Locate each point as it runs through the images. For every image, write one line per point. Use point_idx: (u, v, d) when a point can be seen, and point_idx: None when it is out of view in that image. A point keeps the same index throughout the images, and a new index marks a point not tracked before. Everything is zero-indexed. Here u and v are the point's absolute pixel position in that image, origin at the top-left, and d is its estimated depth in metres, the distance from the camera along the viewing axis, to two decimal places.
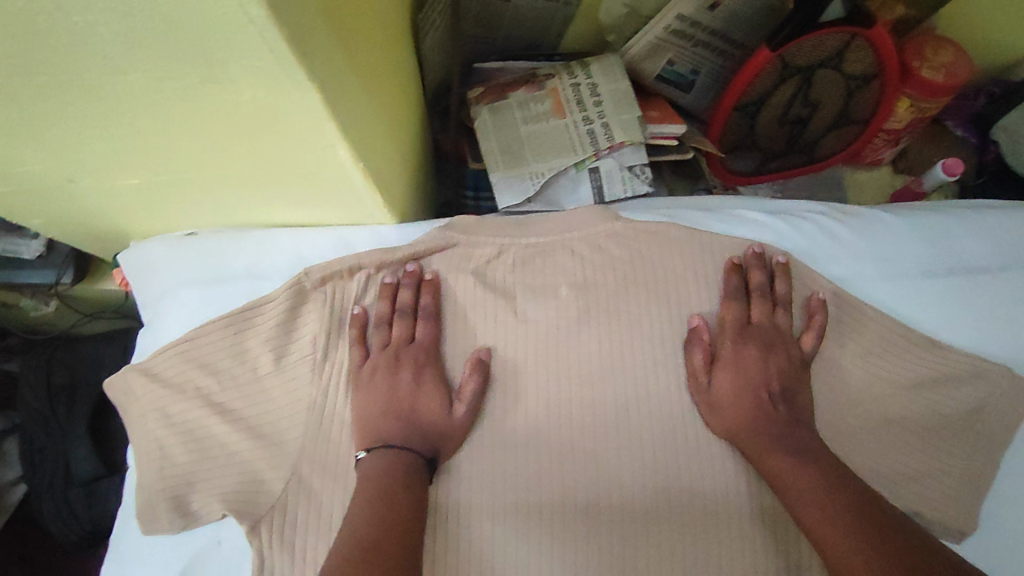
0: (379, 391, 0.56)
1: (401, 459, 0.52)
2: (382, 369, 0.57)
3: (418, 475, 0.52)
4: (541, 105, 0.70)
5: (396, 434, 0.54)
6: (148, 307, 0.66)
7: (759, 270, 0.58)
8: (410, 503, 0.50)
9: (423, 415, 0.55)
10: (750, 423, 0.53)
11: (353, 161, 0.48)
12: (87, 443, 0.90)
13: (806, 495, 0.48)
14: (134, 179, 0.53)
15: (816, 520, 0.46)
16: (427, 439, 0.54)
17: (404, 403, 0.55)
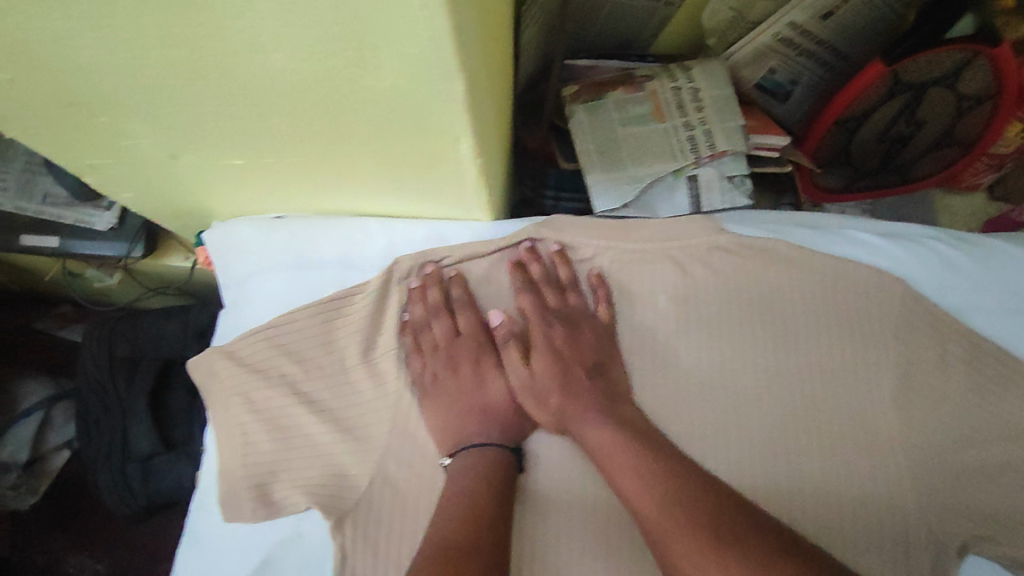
0: (451, 393, 0.56)
1: (491, 457, 0.53)
2: (445, 372, 0.56)
3: (507, 471, 0.53)
4: (639, 107, 0.68)
5: (480, 431, 0.55)
6: (231, 287, 0.65)
7: (540, 265, 0.59)
8: (501, 503, 0.51)
9: (491, 407, 0.57)
10: (568, 403, 0.54)
11: (473, 154, 0.47)
12: (148, 420, 0.89)
13: (617, 460, 0.50)
14: (237, 160, 0.52)
15: (643, 497, 0.48)
16: (513, 431, 0.56)
17: (475, 399, 0.57)
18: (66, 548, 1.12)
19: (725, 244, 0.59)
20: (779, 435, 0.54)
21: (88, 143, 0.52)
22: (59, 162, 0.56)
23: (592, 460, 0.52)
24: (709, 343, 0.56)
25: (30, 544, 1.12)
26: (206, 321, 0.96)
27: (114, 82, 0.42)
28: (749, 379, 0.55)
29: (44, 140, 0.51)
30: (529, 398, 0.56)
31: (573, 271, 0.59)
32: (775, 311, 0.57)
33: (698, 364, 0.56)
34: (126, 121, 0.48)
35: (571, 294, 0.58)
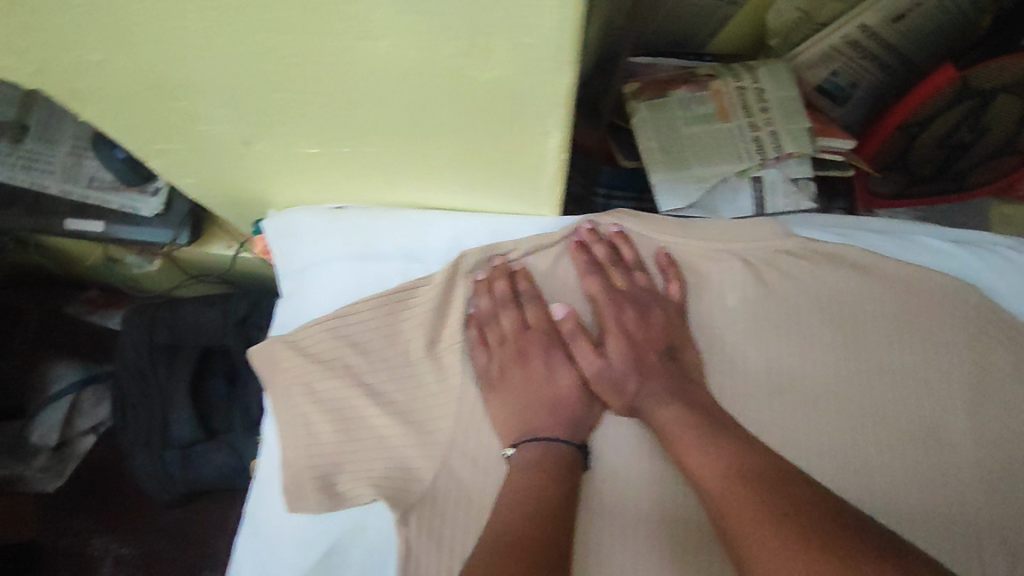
0: (516, 388, 0.56)
1: (558, 453, 0.52)
2: (512, 366, 0.57)
3: (574, 470, 0.52)
4: (704, 107, 0.67)
5: (549, 426, 0.54)
6: (289, 276, 0.65)
7: (601, 244, 0.58)
8: (568, 499, 0.50)
9: (561, 402, 0.56)
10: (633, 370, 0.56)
11: (559, 151, 0.46)
12: (189, 408, 0.91)
13: (686, 438, 0.50)
14: (313, 149, 0.52)
15: (713, 474, 0.48)
16: (580, 431, 0.55)
17: (542, 394, 0.56)
18: (89, 530, 1.23)
19: (792, 248, 0.58)
20: (851, 442, 0.54)
21: (161, 129, 0.51)
22: (128, 147, 0.56)
23: (662, 441, 0.53)
24: (778, 348, 0.56)
25: (60, 521, 1.24)
26: (244, 311, 0.94)
27: (205, 66, 0.41)
28: (811, 383, 0.55)
29: (117, 124, 0.51)
30: (598, 386, 0.56)
31: (635, 249, 0.59)
32: (844, 316, 0.56)
33: (763, 366, 0.56)
34: (206, 107, 0.47)
35: (638, 275, 0.58)
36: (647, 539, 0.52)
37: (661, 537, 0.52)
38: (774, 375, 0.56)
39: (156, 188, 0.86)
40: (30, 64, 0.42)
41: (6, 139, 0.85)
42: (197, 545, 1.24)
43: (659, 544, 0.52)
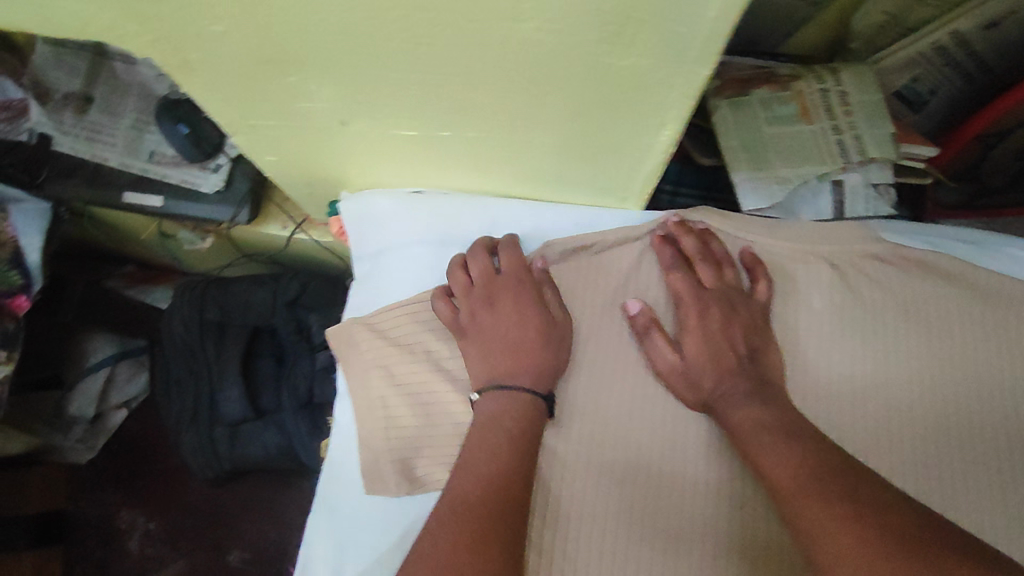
0: (485, 333, 0.54)
1: (515, 402, 0.52)
2: (483, 311, 0.55)
3: (534, 422, 0.52)
4: (786, 107, 0.66)
5: (509, 372, 0.53)
6: (365, 258, 0.65)
7: (690, 236, 0.57)
8: (526, 457, 0.50)
9: (522, 343, 0.54)
10: (705, 355, 0.55)
11: (667, 146, 0.46)
12: (240, 386, 0.91)
13: (760, 443, 0.49)
14: (410, 131, 0.52)
15: (782, 471, 0.47)
16: (541, 378, 0.54)
17: (512, 334, 0.54)
18: (118, 502, 1.31)
19: (881, 252, 0.58)
20: (932, 448, 0.53)
21: (261, 103, 0.50)
22: (219, 122, 0.55)
23: (733, 438, 0.52)
24: (861, 352, 0.56)
25: (90, 493, 1.31)
26: (294, 292, 0.93)
27: (330, 41, 0.40)
28: (893, 389, 0.55)
29: (218, 99, 0.50)
30: (679, 381, 0.55)
31: (726, 248, 0.58)
32: (928, 325, 0.56)
33: (846, 372, 0.55)
34: (315, 81, 0.46)
35: (727, 271, 0.57)
36: (717, 531, 0.53)
37: (729, 531, 0.53)
38: (853, 381, 0.55)
39: (217, 165, 0.86)
40: (148, 33, 0.41)
41: (71, 109, 0.87)
42: (231, 519, 1.30)
43: (726, 538, 0.53)
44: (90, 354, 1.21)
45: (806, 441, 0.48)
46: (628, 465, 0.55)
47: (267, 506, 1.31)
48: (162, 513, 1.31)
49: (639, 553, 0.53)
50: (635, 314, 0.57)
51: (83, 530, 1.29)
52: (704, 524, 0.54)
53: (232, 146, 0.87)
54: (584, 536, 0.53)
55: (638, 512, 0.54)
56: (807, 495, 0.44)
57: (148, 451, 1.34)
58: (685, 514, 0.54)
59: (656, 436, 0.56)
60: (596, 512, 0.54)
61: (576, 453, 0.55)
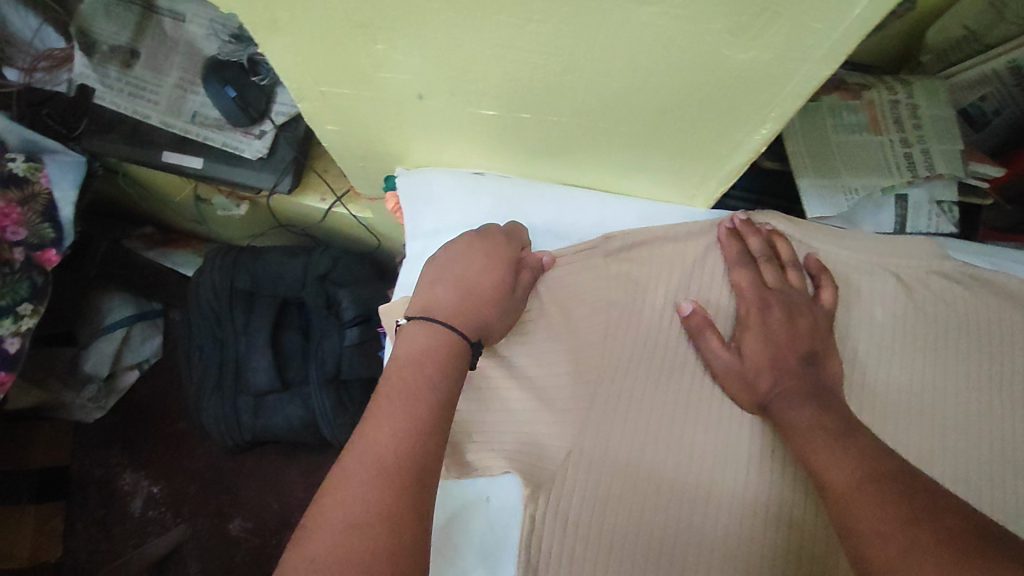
0: (449, 266, 0.52)
1: (440, 339, 0.47)
2: (461, 246, 0.54)
3: (458, 365, 0.47)
4: (855, 116, 0.66)
5: (449, 309, 0.49)
6: (418, 238, 0.63)
7: (757, 237, 0.56)
8: (449, 400, 0.44)
9: (476, 291, 0.51)
10: (769, 360, 0.52)
11: (757, 145, 0.46)
12: (268, 356, 0.89)
13: (814, 447, 0.46)
14: (489, 110, 0.50)
15: (838, 476, 0.43)
16: (473, 320, 0.49)
17: (467, 276, 0.51)
18: (123, 464, 1.30)
19: (948, 270, 0.57)
20: (990, 465, 0.53)
21: (340, 71, 0.49)
22: (290, 86, 0.53)
23: (788, 441, 0.49)
24: (925, 368, 0.55)
25: (94, 452, 1.31)
26: (326, 266, 0.93)
27: (436, 11, 0.39)
28: (950, 409, 0.54)
29: (296, 61, 0.49)
30: (738, 383, 0.53)
31: (792, 249, 0.56)
32: (988, 348, 0.55)
33: (907, 389, 0.54)
34: (403, 52, 0.45)
35: (792, 273, 0.55)
36: (762, 542, 0.51)
37: (774, 540, 0.51)
38: (911, 398, 0.54)
39: (261, 131, 0.84)
40: None
41: (117, 63, 0.86)
42: (235, 487, 1.30)
43: (770, 547, 0.51)
44: (107, 313, 1.23)
45: (861, 443, 0.45)
46: (674, 465, 0.53)
47: (271, 478, 1.30)
48: (166, 477, 1.30)
49: (683, 553, 0.51)
50: (688, 313, 0.55)
51: (86, 488, 1.28)
52: (744, 529, 0.52)
53: (279, 114, 0.84)
54: (625, 536, 0.52)
55: (677, 513, 0.52)
56: (865, 494, 0.41)
57: (156, 413, 1.34)
58: (727, 520, 0.52)
59: (710, 438, 0.53)
60: (638, 508, 0.52)
61: (611, 446, 0.53)
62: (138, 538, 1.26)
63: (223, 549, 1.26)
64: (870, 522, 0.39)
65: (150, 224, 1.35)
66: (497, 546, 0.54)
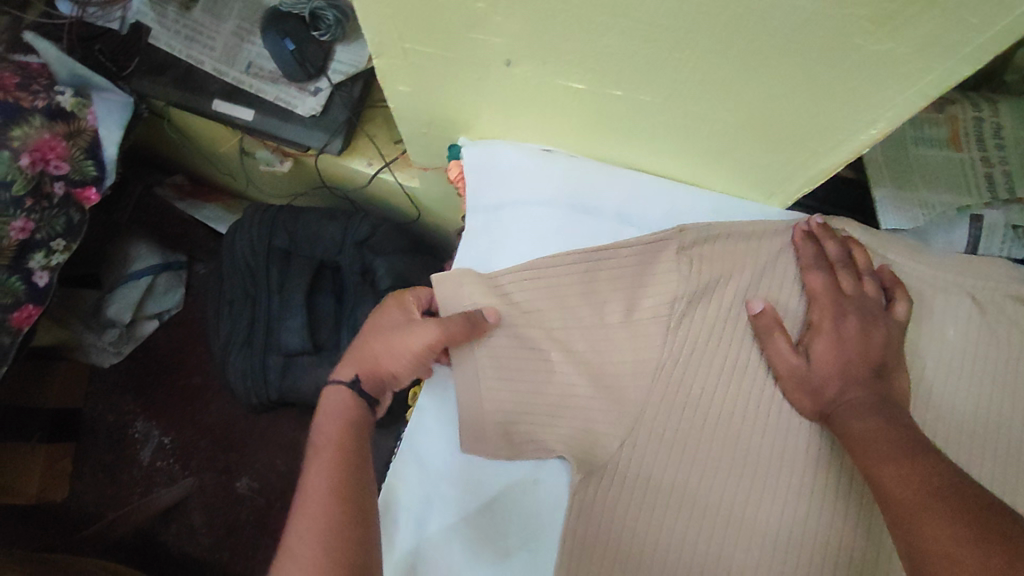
0: (362, 326, 0.58)
1: (329, 390, 0.54)
2: (373, 311, 0.58)
3: (349, 425, 0.51)
4: (936, 130, 0.64)
5: (345, 362, 0.55)
6: (480, 210, 0.62)
7: (834, 242, 0.55)
8: (359, 466, 0.48)
9: (368, 337, 0.55)
10: (838, 365, 0.51)
11: (861, 146, 0.45)
12: (303, 317, 0.87)
13: (887, 459, 0.44)
14: (577, 82, 0.49)
15: (897, 488, 0.42)
16: (357, 363, 0.54)
17: (363, 326, 0.57)
18: (135, 412, 1.32)
19: None
20: None
21: (430, 27, 0.47)
22: (370, 40, 0.51)
23: (851, 451, 0.48)
24: (993, 390, 0.53)
25: (106, 398, 1.32)
26: (365, 233, 0.92)
27: None
28: (1017, 437, 0.52)
29: (385, 14, 0.47)
30: (802, 387, 0.51)
31: (869, 257, 0.55)
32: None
33: (972, 413, 0.53)
34: (504, 13, 0.43)
35: (868, 281, 0.54)
36: (812, 550, 0.51)
37: (824, 548, 0.51)
38: (977, 422, 0.53)
39: (316, 88, 0.83)
40: None
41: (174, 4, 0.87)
42: (245, 442, 1.31)
43: (819, 556, 0.51)
44: (133, 261, 1.25)
45: (926, 456, 0.43)
46: (726, 465, 0.52)
47: (283, 439, 1.31)
48: (177, 429, 1.32)
49: (728, 553, 0.51)
50: (753, 311, 0.53)
51: (97, 432, 1.30)
52: (798, 536, 0.51)
53: (336, 72, 0.83)
54: (667, 532, 0.52)
55: (726, 514, 0.51)
56: (935, 501, 0.40)
57: (175, 365, 1.35)
58: (781, 529, 0.51)
59: (765, 443, 0.52)
60: (684, 506, 0.52)
61: (656, 444, 0.52)
62: (145, 486, 1.28)
63: (229, 504, 1.28)
64: (943, 533, 0.38)
65: (181, 173, 1.34)
66: (540, 528, 0.54)
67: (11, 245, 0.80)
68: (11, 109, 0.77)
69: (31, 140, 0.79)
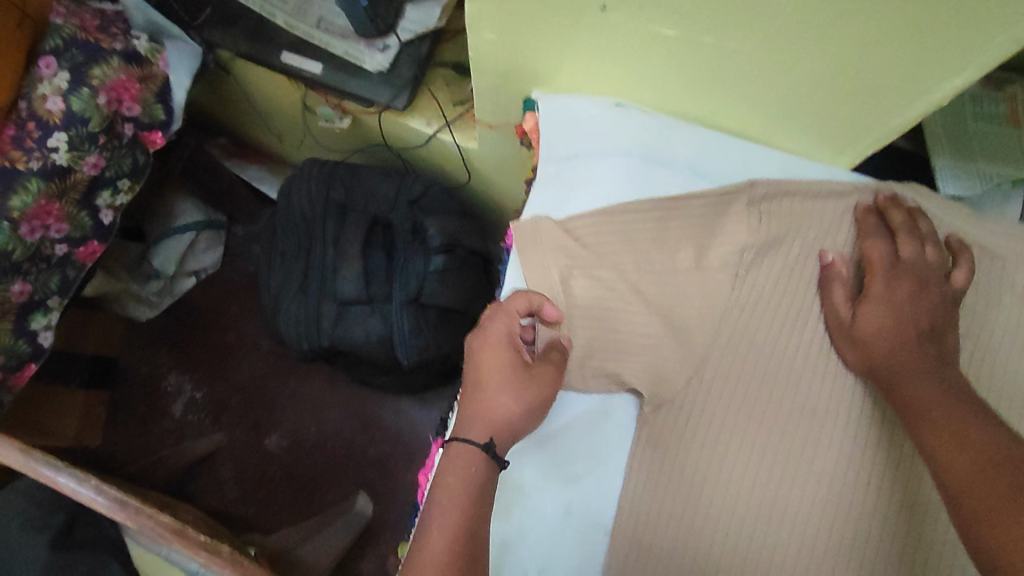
0: (478, 373, 0.54)
1: (459, 454, 0.51)
2: (487, 354, 0.55)
3: (473, 489, 0.50)
4: (996, 107, 0.66)
5: (470, 421, 0.53)
6: (553, 161, 0.63)
7: (898, 210, 0.57)
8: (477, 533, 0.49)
9: (495, 392, 0.53)
10: (896, 333, 0.53)
11: (943, 97, 0.49)
12: (358, 267, 0.90)
13: (942, 436, 0.47)
14: (669, 30, 0.51)
15: (960, 461, 0.45)
16: (489, 424, 0.52)
17: (482, 377, 0.54)
18: (168, 365, 1.35)
19: None
20: None
21: None
22: None
23: (908, 420, 0.50)
24: None
25: (140, 351, 1.35)
26: (418, 193, 0.95)
27: None
28: None
29: None
30: (846, 339, 0.55)
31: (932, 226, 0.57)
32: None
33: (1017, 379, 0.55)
34: None
35: (929, 249, 0.56)
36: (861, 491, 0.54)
37: (872, 488, 0.54)
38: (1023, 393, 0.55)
39: (386, 45, 0.86)
40: None
41: None
42: (272, 402, 1.34)
43: (863, 499, 0.54)
44: (177, 216, 1.28)
45: (981, 423, 0.46)
46: (787, 404, 0.56)
47: (312, 401, 1.33)
48: (209, 384, 1.34)
49: (784, 491, 0.55)
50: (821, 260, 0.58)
51: (132, 383, 1.34)
52: (846, 478, 0.55)
53: (405, 31, 0.86)
54: (724, 464, 0.56)
55: (781, 453, 0.55)
56: (989, 473, 0.42)
57: (208, 321, 1.37)
58: (833, 471, 0.55)
59: (822, 385, 0.56)
60: (738, 442, 0.56)
61: (722, 378, 0.57)
62: (176, 438, 1.31)
63: (258, 460, 1.30)
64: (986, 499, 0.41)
65: (225, 135, 1.37)
66: (605, 455, 0.58)
67: (83, 180, 0.83)
68: (90, 48, 0.80)
69: (109, 79, 0.81)
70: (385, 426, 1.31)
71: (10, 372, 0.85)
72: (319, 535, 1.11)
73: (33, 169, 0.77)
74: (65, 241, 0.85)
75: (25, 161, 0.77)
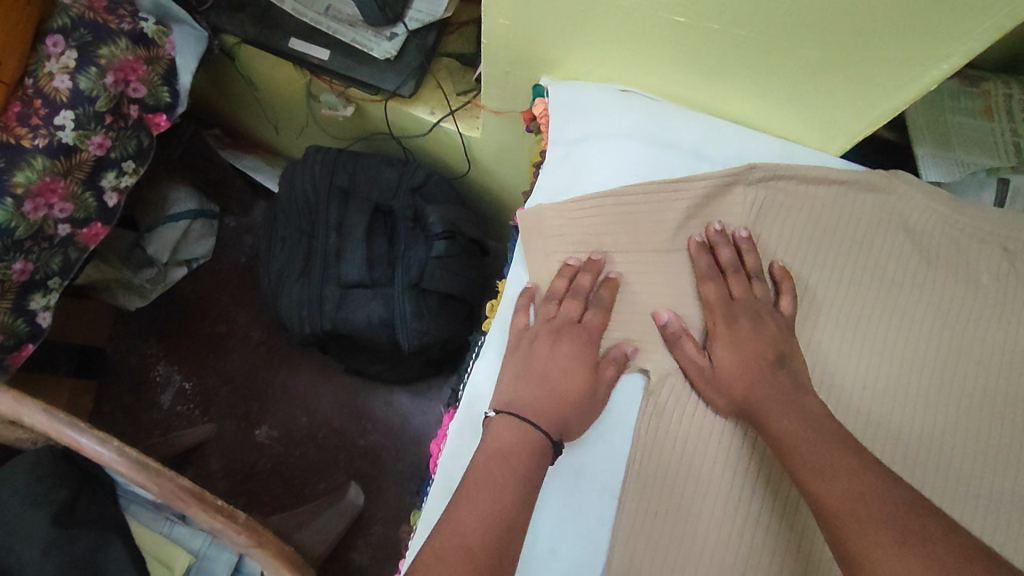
0: (552, 365, 0.59)
1: (520, 434, 0.55)
2: (561, 346, 0.60)
3: (496, 460, 0.53)
4: (971, 102, 0.72)
5: (537, 412, 0.57)
6: (560, 145, 0.66)
7: (727, 248, 0.61)
8: (506, 500, 0.50)
9: (564, 390, 0.58)
10: (746, 373, 0.56)
11: (928, 83, 0.54)
12: (361, 250, 0.92)
13: (809, 461, 0.49)
14: (679, 16, 0.55)
15: (835, 492, 0.46)
16: (556, 419, 0.57)
17: (560, 376, 0.59)
18: (156, 356, 1.33)
19: None
20: None
21: None
22: None
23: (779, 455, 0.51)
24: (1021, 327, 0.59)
25: (127, 341, 1.34)
26: (420, 180, 0.96)
27: None
28: None
29: None
30: (711, 386, 0.58)
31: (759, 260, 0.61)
32: (962, 327, 0.60)
33: (888, 343, 0.60)
34: None
35: (756, 284, 0.60)
36: None
37: None
38: (893, 373, 0.59)
39: (393, 33, 0.88)
40: None
41: None
42: (255, 393, 1.33)
43: None
44: (174, 204, 1.29)
45: (857, 461, 0.48)
46: None
47: (301, 393, 1.33)
48: (198, 375, 1.33)
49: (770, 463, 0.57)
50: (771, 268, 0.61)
51: (118, 372, 1.32)
52: (745, 484, 0.57)
53: (413, 20, 0.88)
54: (716, 432, 0.58)
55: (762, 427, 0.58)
56: (866, 496, 0.45)
57: (196, 312, 1.37)
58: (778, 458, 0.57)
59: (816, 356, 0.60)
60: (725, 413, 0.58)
61: None
62: (164, 429, 1.29)
63: (246, 452, 1.29)
64: (865, 538, 0.43)
65: (218, 125, 1.37)
66: (617, 426, 0.60)
67: (87, 159, 0.83)
68: (100, 28, 0.81)
69: (116, 59, 0.81)
70: (374, 416, 1.31)
71: (7, 352, 0.85)
72: (310, 523, 1.11)
73: (38, 146, 0.77)
74: (68, 222, 0.84)
75: (30, 138, 0.77)
